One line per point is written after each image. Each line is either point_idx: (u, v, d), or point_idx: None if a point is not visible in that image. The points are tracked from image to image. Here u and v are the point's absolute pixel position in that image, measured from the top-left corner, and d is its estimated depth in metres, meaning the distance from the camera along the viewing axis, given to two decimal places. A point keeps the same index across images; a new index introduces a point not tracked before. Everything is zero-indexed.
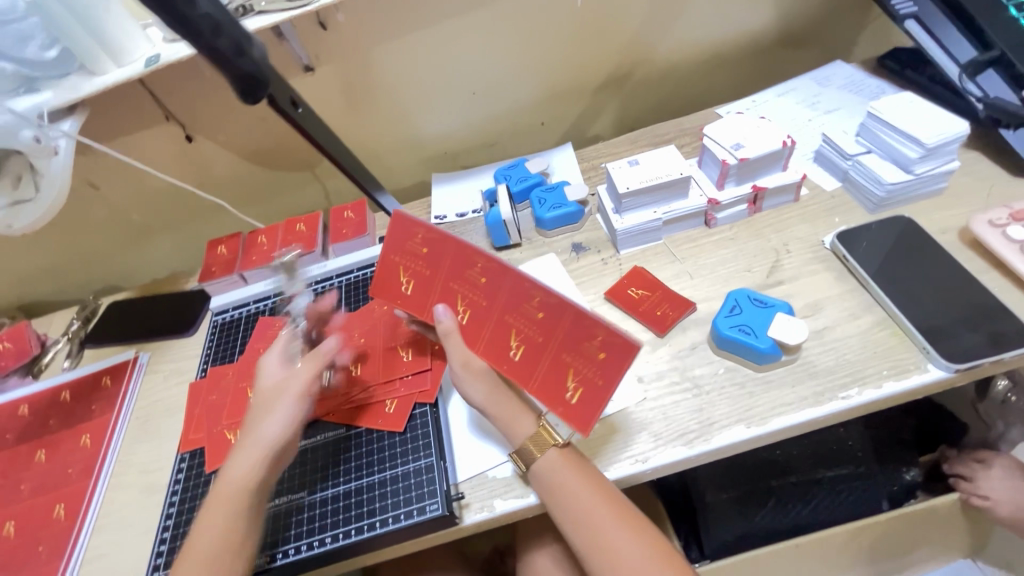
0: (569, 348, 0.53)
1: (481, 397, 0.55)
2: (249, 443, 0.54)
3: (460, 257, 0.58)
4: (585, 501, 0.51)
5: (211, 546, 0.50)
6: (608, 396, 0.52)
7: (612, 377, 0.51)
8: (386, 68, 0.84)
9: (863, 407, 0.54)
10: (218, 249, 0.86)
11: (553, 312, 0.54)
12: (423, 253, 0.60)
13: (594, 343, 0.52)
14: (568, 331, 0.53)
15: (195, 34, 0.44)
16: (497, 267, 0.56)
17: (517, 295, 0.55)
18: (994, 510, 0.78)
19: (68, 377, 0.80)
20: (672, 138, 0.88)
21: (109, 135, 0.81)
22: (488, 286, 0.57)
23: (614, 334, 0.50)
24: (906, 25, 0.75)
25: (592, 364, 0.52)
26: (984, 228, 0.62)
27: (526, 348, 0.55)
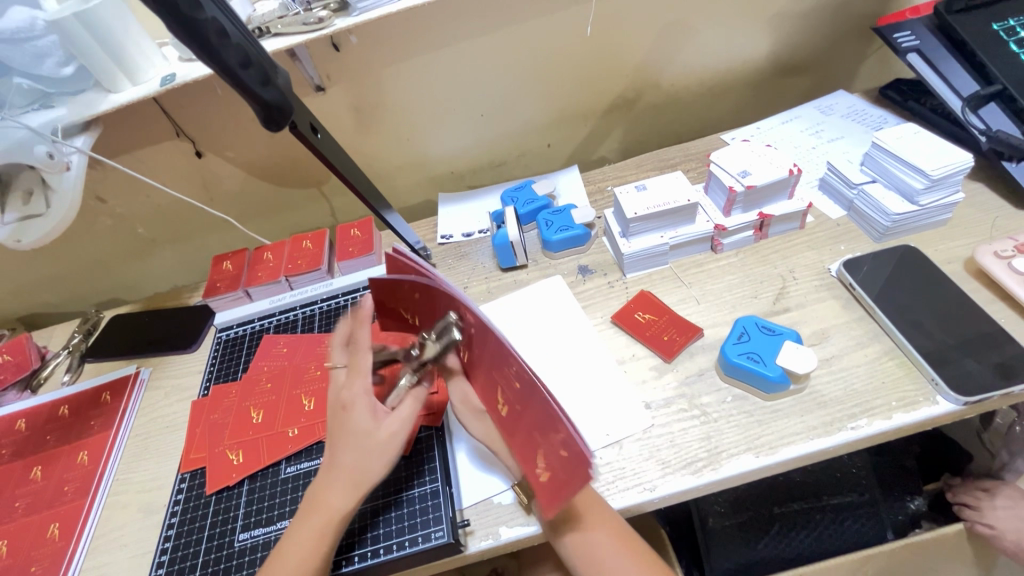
0: (541, 429, 0.44)
1: (479, 433, 0.55)
2: (338, 477, 0.50)
3: (446, 305, 0.50)
4: (594, 540, 0.50)
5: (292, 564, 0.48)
6: (566, 496, 0.43)
7: (572, 476, 0.42)
8: (396, 89, 0.85)
9: (872, 438, 0.54)
10: (223, 264, 0.86)
11: (525, 390, 0.44)
12: (418, 299, 0.53)
13: (556, 437, 0.42)
14: (536, 410, 0.44)
15: (224, 64, 0.43)
16: (476, 322, 0.47)
17: (499, 359, 0.46)
18: (1000, 540, 0.77)
19: (67, 391, 0.79)
20: (677, 162, 0.89)
21: (119, 150, 0.82)
22: (476, 338, 0.49)
23: (571, 437, 0.40)
24: (908, 58, 0.78)
25: (555, 453, 0.43)
26: (990, 259, 0.62)
27: (510, 410, 0.49)
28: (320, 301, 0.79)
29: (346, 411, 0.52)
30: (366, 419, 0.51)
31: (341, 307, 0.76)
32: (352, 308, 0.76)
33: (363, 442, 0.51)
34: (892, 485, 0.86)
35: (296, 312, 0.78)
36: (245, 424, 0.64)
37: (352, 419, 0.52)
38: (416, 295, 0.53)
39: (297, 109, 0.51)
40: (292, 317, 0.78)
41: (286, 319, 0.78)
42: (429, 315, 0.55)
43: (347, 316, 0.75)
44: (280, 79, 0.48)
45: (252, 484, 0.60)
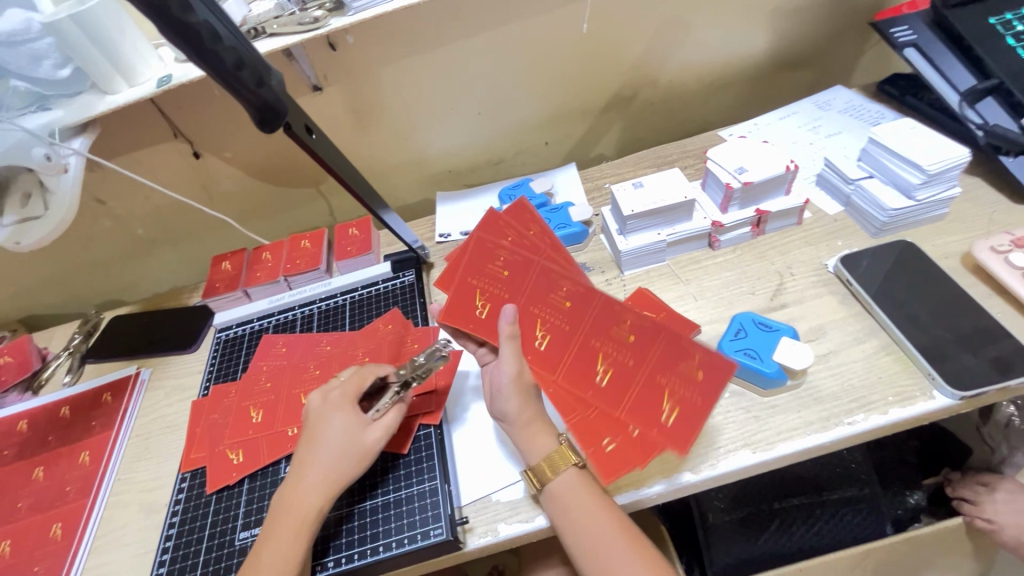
0: (665, 370, 0.53)
1: (513, 408, 0.54)
2: (311, 478, 0.53)
3: (547, 279, 0.56)
4: (599, 530, 0.49)
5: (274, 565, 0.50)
6: (701, 425, 0.51)
7: (709, 398, 0.51)
8: (393, 88, 0.85)
9: (869, 433, 0.54)
10: (222, 265, 0.86)
11: (648, 335, 0.53)
12: (505, 275, 0.57)
13: (692, 364, 0.52)
14: (660, 353, 0.53)
15: (215, 65, 0.42)
16: (582, 291, 0.55)
17: (606, 315, 0.54)
18: (1000, 534, 0.78)
19: (69, 392, 0.79)
20: (675, 159, 0.89)
21: (118, 151, 0.82)
22: (574, 310, 0.55)
23: (711, 352, 0.51)
24: (906, 53, 0.78)
25: (691, 386, 0.52)
26: (987, 254, 0.62)
27: (612, 373, 0.55)
28: (319, 300, 0.79)
29: (326, 417, 0.56)
30: (345, 426, 0.55)
31: (340, 306, 0.76)
32: (350, 307, 0.76)
33: (341, 444, 0.54)
34: (892, 480, 0.87)
35: (295, 312, 0.78)
36: (244, 424, 0.64)
37: (333, 425, 0.55)
38: (498, 270, 0.58)
39: (292, 110, 0.50)
40: (290, 316, 0.78)
41: (285, 318, 0.78)
42: (503, 295, 0.57)
43: (346, 316, 0.75)
44: (275, 80, 0.47)
45: (252, 483, 0.60)
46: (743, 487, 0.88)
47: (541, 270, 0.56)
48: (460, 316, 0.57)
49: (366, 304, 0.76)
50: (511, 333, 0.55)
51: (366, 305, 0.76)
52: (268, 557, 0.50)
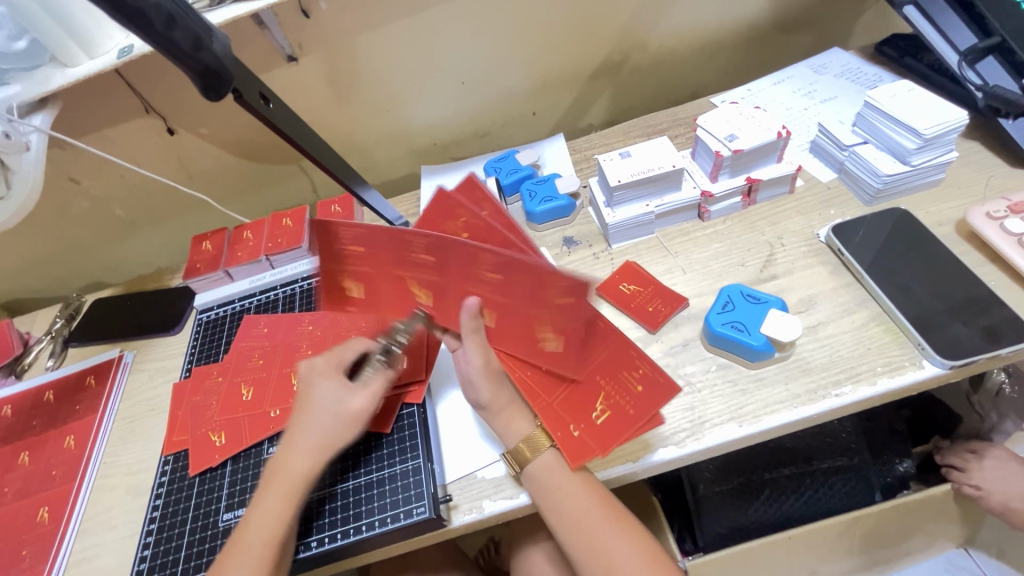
0: (619, 360, 0.53)
1: (485, 396, 0.53)
2: (301, 442, 0.53)
3: (468, 257, 0.48)
4: (584, 509, 0.50)
5: (262, 538, 0.49)
6: (633, 427, 0.52)
7: (643, 411, 0.52)
8: (371, 58, 0.82)
9: (856, 404, 0.53)
10: (202, 245, 0.84)
11: (597, 336, 0.52)
12: (433, 265, 0.50)
13: (634, 375, 0.53)
14: (611, 350, 0.53)
15: (147, 26, 0.37)
16: (507, 260, 0.46)
17: (536, 284, 0.47)
18: (987, 500, 0.79)
19: (52, 376, 0.78)
20: (666, 128, 0.86)
21: (87, 128, 0.79)
22: (506, 282, 0.48)
23: (658, 372, 0.52)
24: (905, 11, 0.73)
25: (628, 395, 0.53)
26: (982, 221, 0.60)
27: (550, 362, 0.52)
28: (301, 279, 0.77)
29: (314, 384, 0.55)
30: (334, 392, 0.54)
31: None
32: None
33: (330, 410, 0.53)
34: (882, 448, 0.87)
35: (277, 291, 0.77)
36: (228, 405, 0.63)
37: (322, 391, 0.54)
38: (422, 257, 0.50)
39: (240, 76, 0.45)
40: (273, 296, 0.77)
41: (268, 298, 0.77)
42: (437, 280, 0.52)
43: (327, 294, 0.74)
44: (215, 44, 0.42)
45: (235, 465, 0.60)
46: (733, 457, 0.88)
47: (459, 250, 0.48)
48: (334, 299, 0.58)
49: None
50: (472, 326, 0.52)
51: None
52: (252, 529, 0.49)
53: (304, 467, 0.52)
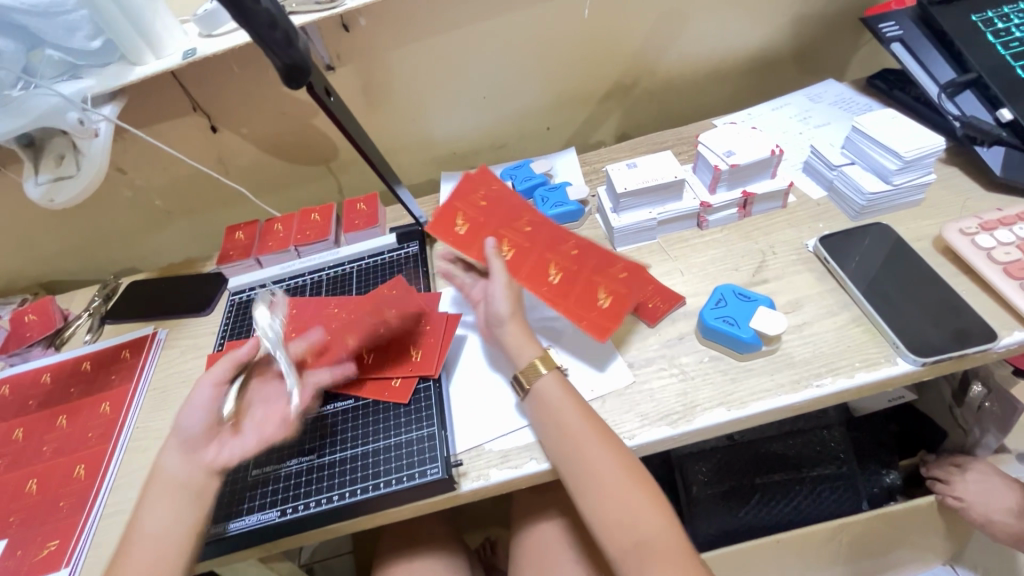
0: (603, 267, 0.68)
1: (507, 310, 0.61)
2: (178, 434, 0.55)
3: (513, 212, 0.72)
4: (576, 427, 0.54)
5: (159, 529, 0.52)
6: (629, 301, 0.65)
7: (632, 287, 0.67)
8: (401, 71, 0.90)
9: (836, 395, 0.58)
10: (235, 234, 0.91)
11: (585, 249, 0.70)
12: (483, 206, 0.72)
13: (618, 268, 0.68)
14: (596, 262, 0.68)
15: (255, 25, 0.48)
16: (540, 221, 0.72)
17: (554, 235, 0.71)
18: (967, 512, 0.83)
19: (90, 349, 0.84)
20: (670, 145, 0.93)
21: (139, 123, 0.86)
22: (534, 232, 0.71)
23: (628, 261, 0.69)
24: (892, 47, 0.82)
25: (618, 281, 0.67)
26: (955, 236, 0.66)
27: (563, 276, 0.67)
28: (327, 268, 0.83)
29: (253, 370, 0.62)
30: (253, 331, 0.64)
31: (347, 274, 0.81)
32: (356, 275, 0.81)
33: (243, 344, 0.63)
34: (869, 459, 0.92)
35: (305, 278, 0.83)
36: None
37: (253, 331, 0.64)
38: (477, 202, 0.73)
39: (314, 74, 0.57)
40: (301, 282, 0.83)
41: (296, 284, 0.83)
42: (478, 219, 0.72)
43: (352, 282, 0.80)
44: (301, 43, 0.52)
45: None
46: (727, 460, 0.93)
47: (509, 204, 0.73)
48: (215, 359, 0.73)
49: (372, 273, 0.81)
50: (495, 252, 0.65)
51: (372, 273, 0.81)
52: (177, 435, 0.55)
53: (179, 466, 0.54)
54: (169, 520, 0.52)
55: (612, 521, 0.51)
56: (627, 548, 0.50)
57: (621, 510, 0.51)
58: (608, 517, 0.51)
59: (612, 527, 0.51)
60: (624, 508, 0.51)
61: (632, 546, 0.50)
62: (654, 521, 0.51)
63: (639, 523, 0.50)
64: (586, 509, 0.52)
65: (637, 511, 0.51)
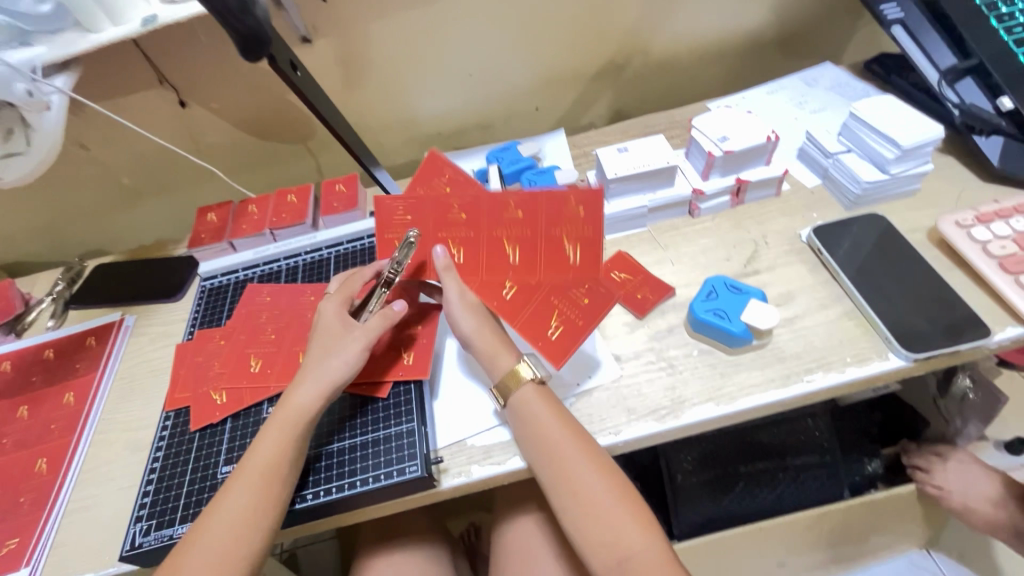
0: (554, 221, 0.59)
1: (470, 327, 0.56)
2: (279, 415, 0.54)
3: (439, 206, 0.60)
4: (557, 440, 0.52)
5: (224, 537, 0.49)
6: (599, 243, 0.59)
7: (596, 226, 0.59)
8: (382, 45, 0.85)
9: (825, 390, 0.57)
10: (207, 216, 0.86)
11: (531, 205, 0.59)
12: (410, 219, 0.60)
13: (570, 206, 0.59)
14: (547, 211, 0.59)
15: None
16: (469, 198, 0.60)
17: (492, 205, 0.60)
18: (947, 500, 0.83)
19: (52, 336, 0.80)
20: (663, 129, 0.90)
21: (100, 95, 0.81)
22: (471, 218, 0.60)
23: (580, 189, 0.58)
24: (893, 30, 0.78)
25: (577, 222, 0.59)
26: (951, 228, 0.65)
27: (521, 252, 0.60)
28: (304, 253, 0.80)
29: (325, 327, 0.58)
30: (337, 309, 0.59)
31: (324, 261, 0.77)
32: (335, 261, 0.78)
33: (330, 326, 0.58)
34: (852, 448, 0.91)
35: (280, 264, 0.79)
36: (241, 370, 0.65)
37: (328, 308, 0.60)
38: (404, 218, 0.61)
39: (275, 44, 0.52)
40: (275, 268, 0.79)
41: (271, 270, 0.79)
42: (416, 236, 0.60)
43: (330, 269, 0.77)
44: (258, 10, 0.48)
45: (235, 422, 0.62)
46: (712, 449, 0.93)
47: (429, 199, 0.60)
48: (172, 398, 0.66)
49: (352, 257, 0.78)
50: (445, 265, 0.58)
51: (352, 258, 0.77)
52: (254, 456, 0.52)
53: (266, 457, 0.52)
54: (238, 512, 0.50)
55: (596, 539, 0.50)
56: (612, 565, 0.49)
57: (605, 527, 0.50)
58: (592, 534, 0.50)
59: (596, 545, 0.49)
60: (609, 524, 0.50)
61: (617, 561, 0.49)
62: (640, 537, 0.49)
63: (623, 540, 0.49)
64: (569, 525, 0.51)
65: (622, 527, 0.50)
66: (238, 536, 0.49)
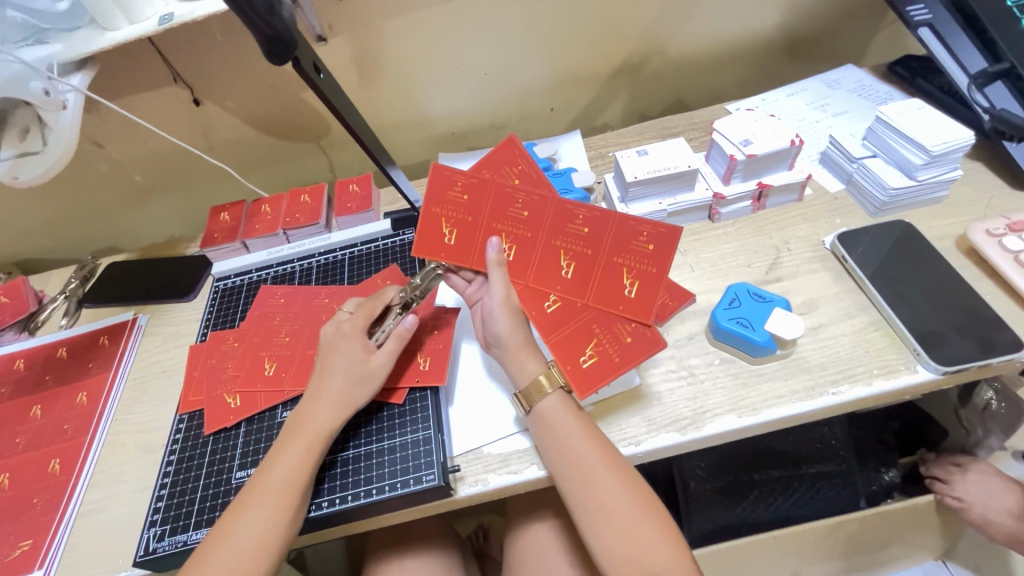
0: (620, 251, 0.57)
1: (505, 328, 0.56)
2: (300, 429, 0.54)
3: (502, 196, 0.58)
4: (582, 450, 0.52)
5: (244, 550, 0.48)
6: (661, 281, 0.57)
7: (663, 262, 0.57)
8: (398, 44, 0.84)
9: (852, 403, 0.56)
10: (220, 215, 0.86)
11: (600, 225, 0.57)
12: (465, 199, 0.58)
13: (641, 239, 0.57)
14: (614, 239, 0.57)
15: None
16: (537, 198, 0.58)
17: (560, 216, 0.58)
18: (967, 513, 0.79)
19: (66, 334, 0.80)
20: (680, 131, 0.88)
21: (114, 93, 0.80)
22: (532, 219, 0.58)
23: (657, 224, 0.56)
24: (920, 33, 0.77)
25: (644, 257, 0.57)
26: (981, 237, 0.63)
27: (576, 267, 0.58)
28: (318, 254, 0.79)
29: (334, 345, 0.58)
30: (355, 353, 0.57)
31: (339, 262, 0.76)
32: (349, 263, 0.77)
33: (350, 369, 0.56)
34: (870, 457, 0.89)
35: (294, 264, 0.79)
36: (255, 374, 0.64)
37: (343, 351, 0.57)
38: (459, 195, 0.58)
39: (301, 46, 0.52)
40: (289, 269, 0.78)
41: (284, 271, 0.78)
42: (466, 220, 0.58)
43: (344, 271, 0.76)
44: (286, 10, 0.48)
45: (248, 427, 0.61)
46: (725, 455, 0.92)
47: (497, 187, 0.58)
48: (185, 399, 0.65)
49: (366, 259, 0.77)
50: (497, 261, 0.57)
51: (366, 260, 0.77)
52: (277, 470, 0.52)
53: (291, 472, 0.52)
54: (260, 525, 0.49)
55: (620, 554, 0.48)
56: None
57: (631, 542, 0.48)
58: (617, 549, 0.49)
59: (620, 561, 0.48)
60: (634, 538, 0.49)
61: None
62: (666, 554, 0.48)
63: (649, 556, 0.48)
64: (592, 539, 0.50)
65: (648, 543, 0.48)
66: (258, 550, 0.48)
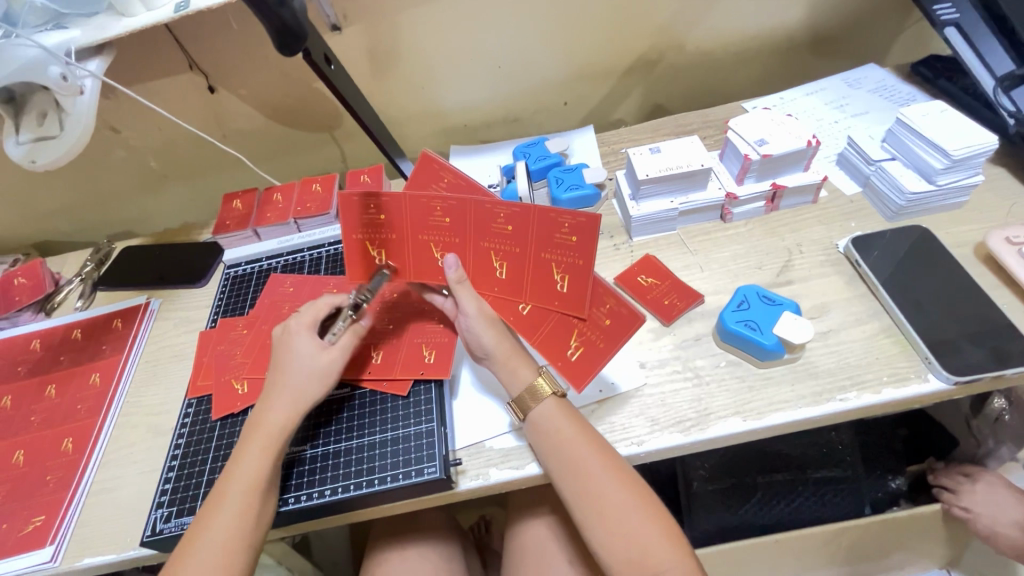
0: (547, 246, 0.57)
1: (489, 340, 0.56)
2: (255, 431, 0.54)
3: (418, 208, 0.57)
4: (579, 454, 0.52)
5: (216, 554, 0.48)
6: (591, 271, 0.57)
7: (587, 252, 0.56)
8: (412, 35, 0.84)
9: (860, 410, 0.55)
10: (233, 203, 0.86)
11: (522, 221, 0.56)
12: (382, 219, 0.58)
13: (564, 232, 0.56)
14: (538, 234, 0.56)
15: None
16: (453, 204, 0.56)
17: (480, 219, 0.57)
18: (975, 524, 0.78)
19: (80, 316, 0.81)
20: (695, 129, 0.87)
21: (131, 79, 0.81)
22: (454, 224, 0.57)
23: (575, 215, 0.54)
24: (946, 32, 0.75)
25: (569, 250, 0.56)
26: (1000, 245, 0.62)
27: (510, 265, 0.59)
28: (328, 244, 0.79)
29: (290, 341, 0.58)
30: (307, 348, 0.57)
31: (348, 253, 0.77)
32: None
33: (305, 365, 0.56)
34: (876, 464, 0.88)
35: (304, 254, 0.79)
36: (263, 362, 0.65)
37: (296, 349, 0.57)
38: (374, 217, 0.58)
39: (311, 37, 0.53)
40: (299, 258, 0.79)
41: (294, 260, 0.79)
42: (391, 238, 0.59)
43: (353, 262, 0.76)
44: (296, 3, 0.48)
45: (255, 413, 0.62)
46: (727, 455, 0.92)
47: (410, 202, 0.56)
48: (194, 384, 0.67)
49: None
50: (459, 279, 0.57)
51: None
52: (236, 476, 0.52)
53: (254, 474, 0.52)
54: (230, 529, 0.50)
55: (622, 556, 0.49)
56: None
57: (632, 543, 0.49)
58: (618, 551, 0.49)
59: (622, 562, 0.48)
60: (636, 539, 0.49)
61: None
62: (669, 553, 0.48)
63: (651, 556, 0.48)
64: (594, 542, 0.50)
65: (649, 543, 0.49)
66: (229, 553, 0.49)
